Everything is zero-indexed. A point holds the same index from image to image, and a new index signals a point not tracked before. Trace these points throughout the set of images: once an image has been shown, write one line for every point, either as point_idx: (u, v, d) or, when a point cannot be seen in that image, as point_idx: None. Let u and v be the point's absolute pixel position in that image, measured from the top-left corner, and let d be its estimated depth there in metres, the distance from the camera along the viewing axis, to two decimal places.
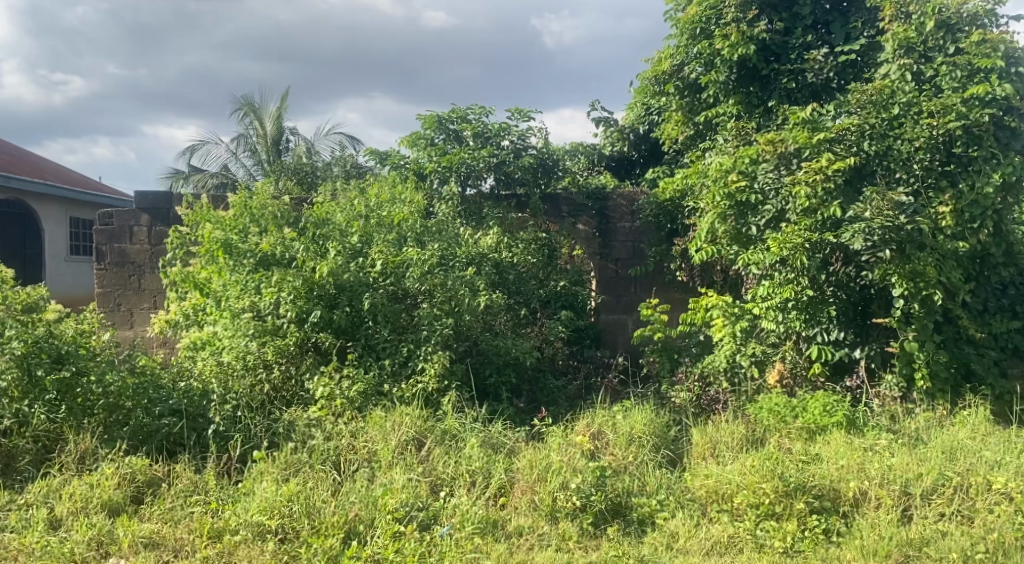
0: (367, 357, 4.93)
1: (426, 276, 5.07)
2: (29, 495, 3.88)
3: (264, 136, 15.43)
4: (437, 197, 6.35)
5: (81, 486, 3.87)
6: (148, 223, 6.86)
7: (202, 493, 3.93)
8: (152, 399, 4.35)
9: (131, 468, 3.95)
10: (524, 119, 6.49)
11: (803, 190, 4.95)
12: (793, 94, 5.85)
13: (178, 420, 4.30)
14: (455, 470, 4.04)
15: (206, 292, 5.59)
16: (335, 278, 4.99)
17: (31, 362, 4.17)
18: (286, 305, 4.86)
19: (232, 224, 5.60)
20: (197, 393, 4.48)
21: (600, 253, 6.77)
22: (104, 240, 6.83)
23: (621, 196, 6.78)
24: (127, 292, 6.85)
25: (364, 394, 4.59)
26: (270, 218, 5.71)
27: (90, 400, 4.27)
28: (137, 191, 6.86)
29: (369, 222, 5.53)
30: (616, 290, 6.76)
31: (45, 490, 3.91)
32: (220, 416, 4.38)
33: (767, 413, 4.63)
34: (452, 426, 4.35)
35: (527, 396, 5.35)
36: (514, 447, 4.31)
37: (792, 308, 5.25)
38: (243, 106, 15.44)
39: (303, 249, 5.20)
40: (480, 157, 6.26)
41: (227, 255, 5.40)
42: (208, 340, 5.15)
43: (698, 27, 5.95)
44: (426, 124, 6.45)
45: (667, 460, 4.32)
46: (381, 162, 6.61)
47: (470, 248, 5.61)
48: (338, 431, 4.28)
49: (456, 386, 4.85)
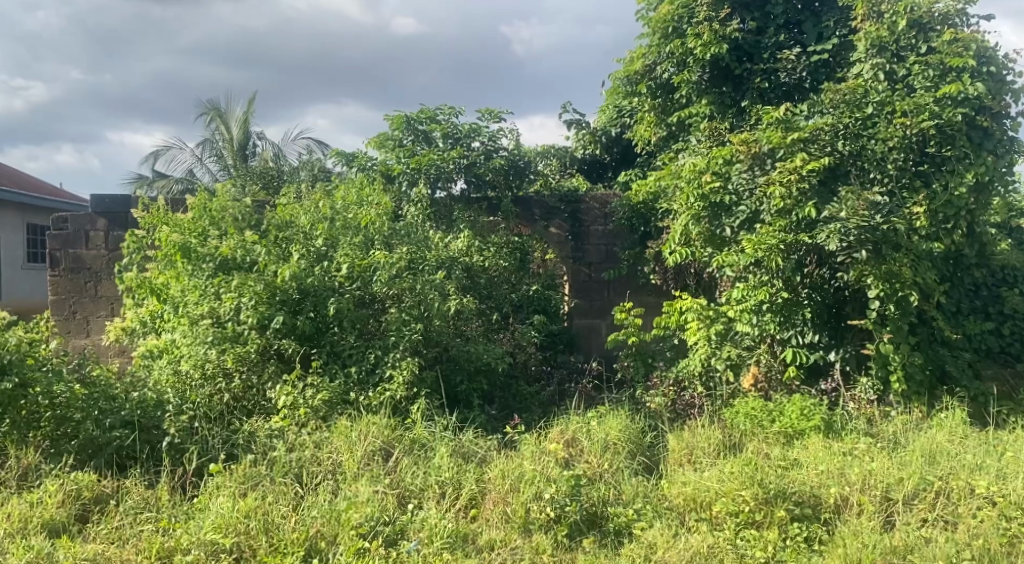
0: (332, 364, 4.74)
1: (394, 280, 4.91)
2: None
3: (230, 141, 15.15)
4: (406, 199, 6.21)
5: (20, 505, 3.63)
6: (105, 227, 6.60)
7: (154, 510, 3.72)
8: (103, 410, 4.12)
9: (76, 485, 3.74)
10: (495, 120, 6.36)
11: (777, 190, 4.87)
12: (765, 94, 5.78)
13: (129, 432, 4.07)
14: (424, 481, 3.87)
15: (163, 298, 5.36)
16: (298, 283, 4.81)
17: None
18: (246, 310, 4.65)
19: (192, 227, 5.39)
20: (152, 404, 4.25)
21: (573, 257, 6.66)
22: (58, 246, 6.56)
23: (594, 198, 6.68)
24: (83, 300, 6.58)
25: (329, 403, 4.42)
26: (231, 222, 5.52)
27: (36, 412, 4.06)
28: (93, 195, 6.60)
29: (334, 224, 5.35)
30: (589, 294, 6.64)
31: None
32: (175, 427, 4.13)
33: (743, 418, 4.53)
34: (421, 435, 4.19)
35: (499, 403, 5.20)
36: (485, 456, 4.16)
37: (767, 311, 5.16)
38: (209, 110, 15.16)
39: (265, 253, 5.01)
40: (450, 158, 6.10)
41: (185, 259, 5.19)
42: (164, 348, 4.94)
43: (670, 27, 5.86)
44: (394, 124, 6.29)
45: (643, 468, 4.20)
46: (348, 164, 6.42)
47: (440, 251, 5.46)
48: (301, 442, 4.10)
49: (426, 394, 4.70)
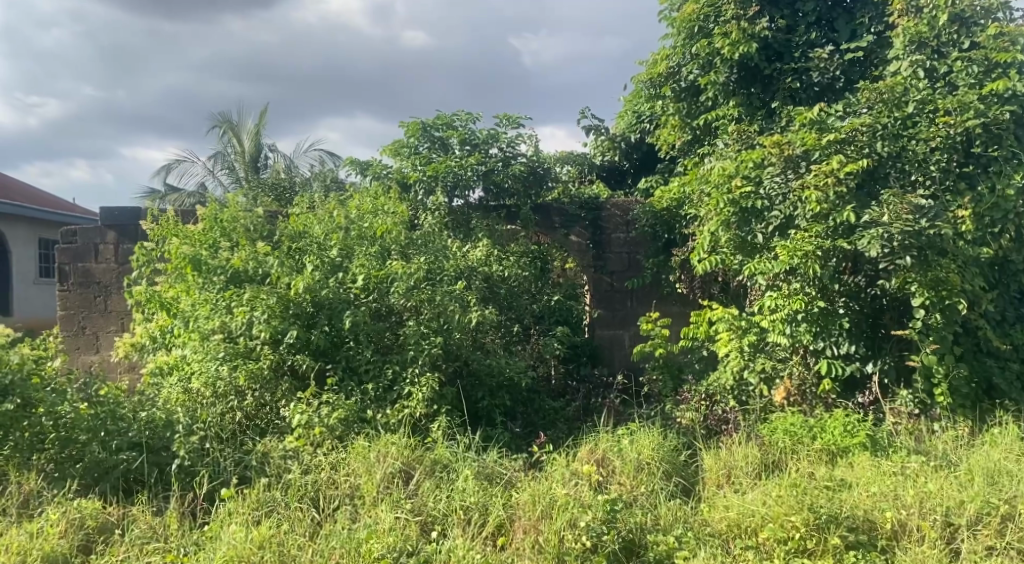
0: (348, 381, 4.53)
1: (412, 291, 4.71)
2: None
3: (243, 153, 15.05)
4: (422, 208, 5.97)
5: (19, 536, 3.39)
6: (114, 240, 6.43)
7: (162, 540, 3.50)
8: (109, 432, 3.93)
9: (80, 513, 3.52)
10: (513, 126, 6.16)
11: (814, 194, 4.63)
12: (796, 95, 5.55)
13: (137, 454, 3.88)
14: (447, 506, 3.64)
15: (173, 313, 5.16)
16: (313, 295, 4.61)
17: None
18: (259, 325, 4.46)
19: (202, 238, 5.21)
20: (161, 424, 4.06)
21: (594, 266, 6.43)
22: (67, 260, 6.40)
23: (615, 205, 6.45)
24: (92, 315, 6.40)
25: (345, 422, 4.19)
26: (242, 232, 5.33)
27: (40, 434, 3.86)
28: (103, 207, 6.44)
29: (349, 234, 5.15)
30: (612, 304, 6.41)
31: None
32: (185, 449, 3.92)
33: (782, 434, 4.27)
34: (443, 456, 3.98)
35: (522, 420, 4.96)
36: (511, 478, 3.93)
37: (802, 320, 4.86)
38: (221, 123, 15.07)
39: (278, 264, 4.82)
40: (468, 164, 5.90)
41: (195, 272, 5.00)
42: (174, 364, 4.74)
43: (696, 26, 5.65)
44: (409, 131, 6.09)
45: (680, 490, 3.96)
46: (362, 172, 6.23)
47: (459, 261, 5.24)
48: (317, 464, 3.89)
49: (447, 411, 4.48)
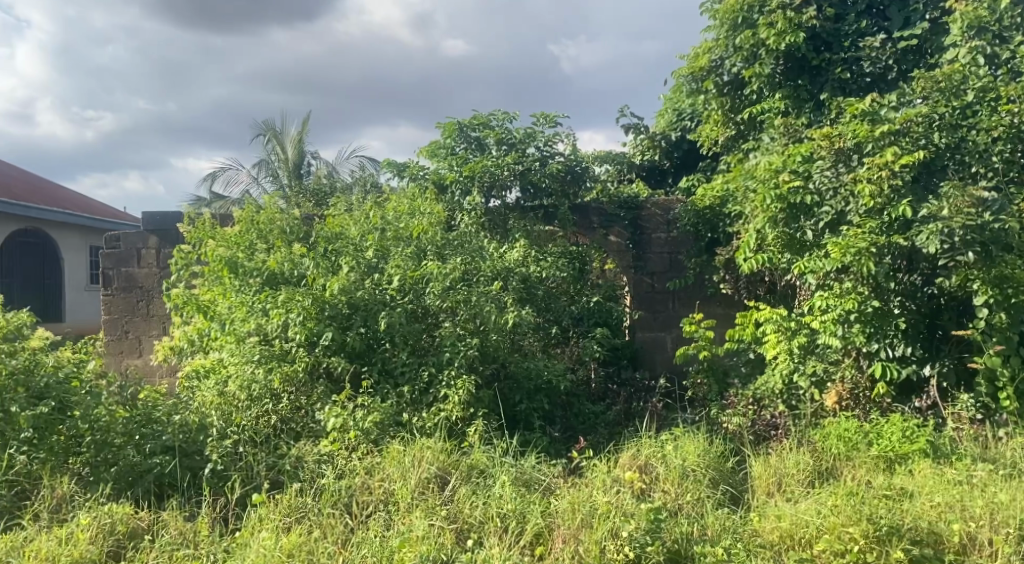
0: (383, 384, 4.45)
1: (447, 292, 4.59)
2: None
3: (286, 161, 15.19)
4: (459, 208, 5.88)
5: (48, 542, 3.34)
6: (156, 245, 6.46)
7: (192, 547, 3.43)
8: (145, 435, 3.94)
9: (110, 518, 3.47)
10: (551, 124, 6.02)
11: (866, 188, 4.42)
12: (847, 86, 5.33)
13: (170, 458, 3.84)
14: (483, 513, 3.52)
15: (210, 315, 5.13)
16: (347, 296, 4.53)
17: (6, 398, 3.74)
18: (294, 327, 4.39)
19: (238, 240, 5.18)
20: (195, 429, 4.02)
21: (634, 267, 6.27)
22: (111, 264, 6.45)
23: (656, 205, 6.28)
24: (134, 319, 6.44)
25: (380, 425, 4.11)
26: (278, 234, 5.30)
27: (77, 437, 3.86)
28: (145, 212, 6.48)
29: (384, 235, 5.08)
30: (654, 306, 6.24)
31: (7, 547, 3.33)
32: (218, 453, 3.90)
33: (835, 440, 4.06)
34: (480, 460, 3.86)
35: (561, 425, 4.81)
36: (550, 484, 3.80)
37: (855, 320, 4.57)
38: (265, 131, 15.23)
39: (314, 265, 4.77)
40: (505, 163, 5.78)
41: (231, 274, 4.97)
42: (211, 367, 4.71)
43: (740, 17, 5.46)
44: (446, 131, 6.00)
45: (728, 498, 3.78)
46: (399, 174, 6.17)
47: (496, 261, 5.11)
48: (351, 468, 3.80)
49: (484, 415, 4.35)
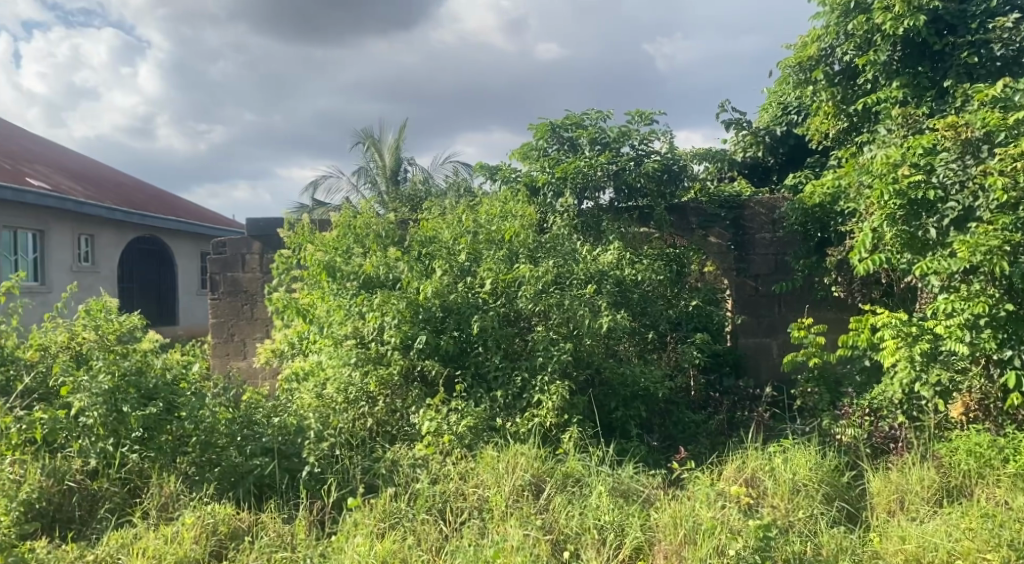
0: (477, 388, 4.39)
1: (540, 296, 4.51)
2: (100, 550, 3.40)
3: (384, 168, 15.52)
4: (551, 211, 5.75)
5: (155, 540, 3.41)
6: (259, 250, 6.65)
7: (290, 549, 3.45)
8: (245, 437, 4.02)
9: (213, 518, 3.54)
10: (646, 122, 5.84)
11: (998, 181, 4.05)
12: (973, 71, 4.93)
13: (270, 460, 3.90)
14: (580, 524, 3.39)
15: (309, 319, 5.23)
16: (441, 300, 4.53)
17: (119, 398, 3.84)
18: (389, 330, 4.42)
19: (335, 245, 5.26)
20: (293, 431, 4.08)
21: (736, 269, 5.99)
22: (218, 269, 6.68)
23: (760, 203, 5.99)
24: (240, 322, 6.65)
25: (474, 429, 4.05)
26: (374, 238, 5.33)
27: (183, 437, 3.94)
28: (250, 218, 6.69)
29: (477, 238, 5.02)
30: (757, 310, 5.95)
31: (118, 544, 3.44)
32: (315, 456, 3.93)
33: (965, 456, 3.71)
34: (575, 469, 3.75)
35: (659, 433, 4.64)
36: (649, 495, 3.64)
37: (986, 325, 4.19)
38: (364, 139, 15.61)
39: (408, 269, 4.77)
40: (599, 164, 5.63)
41: (329, 278, 5.04)
42: (310, 370, 4.80)
43: (852, 2, 5.13)
44: (538, 133, 5.92)
45: (843, 516, 3.52)
46: (492, 177, 6.11)
47: (589, 264, 4.99)
48: (445, 473, 3.76)
49: (579, 421, 4.23)
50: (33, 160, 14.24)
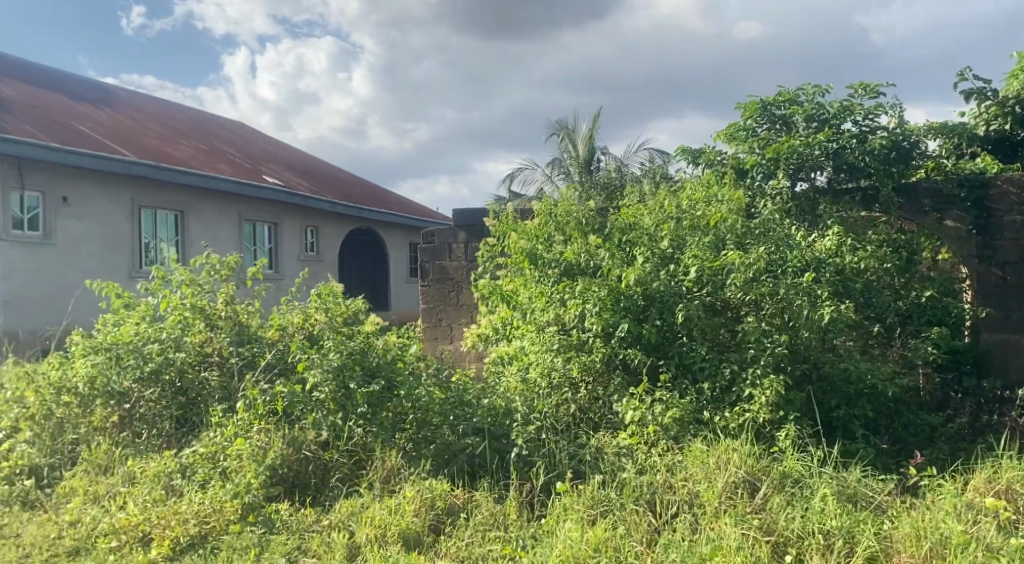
0: (682, 379, 4.26)
1: (750, 285, 4.28)
2: (333, 517, 3.64)
3: (577, 158, 15.60)
4: (760, 194, 5.48)
5: (380, 511, 3.61)
6: (464, 240, 6.91)
7: (502, 529, 3.53)
8: (458, 416, 4.20)
9: (432, 493, 3.67)
10: (871, 95, 5.35)
11: None
12: None
13: (480, 440, 4.05)
14: (802, 528, 3.17)
15: (512, 305, 5.35)
16: (644, 287, 4.39)
17: (346, 375, 4.22)
18: (591, 317, 4.40)
19: (538, 233, 5.31)
20: (501, 413, 4.23)
21: (978, 256, 5.32)
22: (427, 258, 7.02)
23: (1008, 181, 5.25)
24: (447, 308, 6.95)
25: (680, 421, 3.94)
26: (574, 226, 5.31)
27: (401, 414, 4.20)
28: (456, 209, 6.97)
29: (680, 224, 4.85)
30: (1006, 303, 5.21)
31: (348, 512, 3.66)
32: (523, 439, 4.00)
33: None
34: (794, 469, 3.50)
35: (888, 436, 4.24)
36: (880, 502, 3.34)
37: None
38: (559, 130, 15.78)
39: (610, 256, 4.72)
40: (816, 142, 5.26)
41: (532, 265, 5.12)
42: (513, 355, 4.92)
43: None
44: (747, 112, 5.63)
45: None
46: (694, 161, 5.90)
47: (805, 250, 4.68)
48: (652, 464, 3.68)
49: (796, 419, 3.98)
50: (270, 160, 15.90)
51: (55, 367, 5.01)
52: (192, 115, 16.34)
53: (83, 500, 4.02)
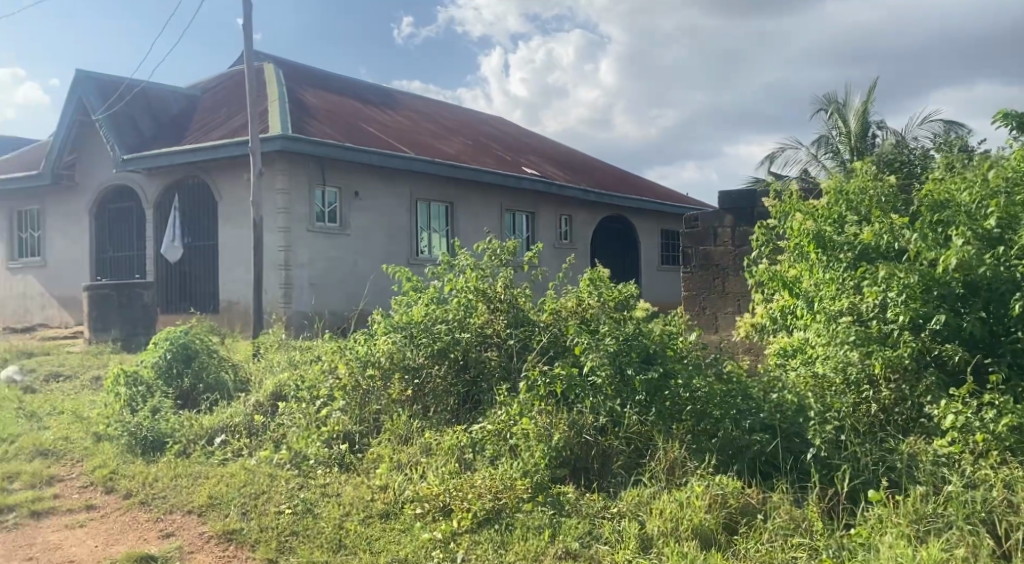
0: (1016, 383, 3.73)
1: None
2: (622, 506, 3.58)
3: (848, 135, 14.31)
4: None
5: (671, 503, 3.48)
6: (731, 223, 6.57)
7: (806, 536, 3.23)
8: (741, 411, 3.98)
9: (723, 490, 3.47)
10: None
11: None
12: None
13: (770, 438, 3.81)
14: None
15: (795, 293, 4.91)
16: (964, 274, 3.86)
17: (623, 360, 4.40)
18: (895, 308, 3.92)
19: (826, 212, 4.77)
20: (792, 409, 3.92)
21: None
22: (690, 244, 6.75)
23: None
24: (711, 295, 6.61)
25: (1019, 433, 3.36)
26: (872, 204, 4.72)
27: (677, 406, 4.13)
28: (721, 192, 6.65)
29: (1010, 200, 4.14)
30: None
31: (637, 502, 3.59)
32: (821, 440, 3.68)
33: None
34: None
35: None
36: None
37: None
38: (828, 105, 14.57)
39: (918, 238, 4.19)
40: None
41: (818, 249, 4.66)
42: (798, 348, 4.63)
43: None
44: None
45: None
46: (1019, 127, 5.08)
47: None
48: (985, 477, 3.20)
49: None
50: (527, 150, 16.63)
51: (360, 343, 5.65)
52: (459, 113, 17.43)
53: (389, 467, 4.39)
